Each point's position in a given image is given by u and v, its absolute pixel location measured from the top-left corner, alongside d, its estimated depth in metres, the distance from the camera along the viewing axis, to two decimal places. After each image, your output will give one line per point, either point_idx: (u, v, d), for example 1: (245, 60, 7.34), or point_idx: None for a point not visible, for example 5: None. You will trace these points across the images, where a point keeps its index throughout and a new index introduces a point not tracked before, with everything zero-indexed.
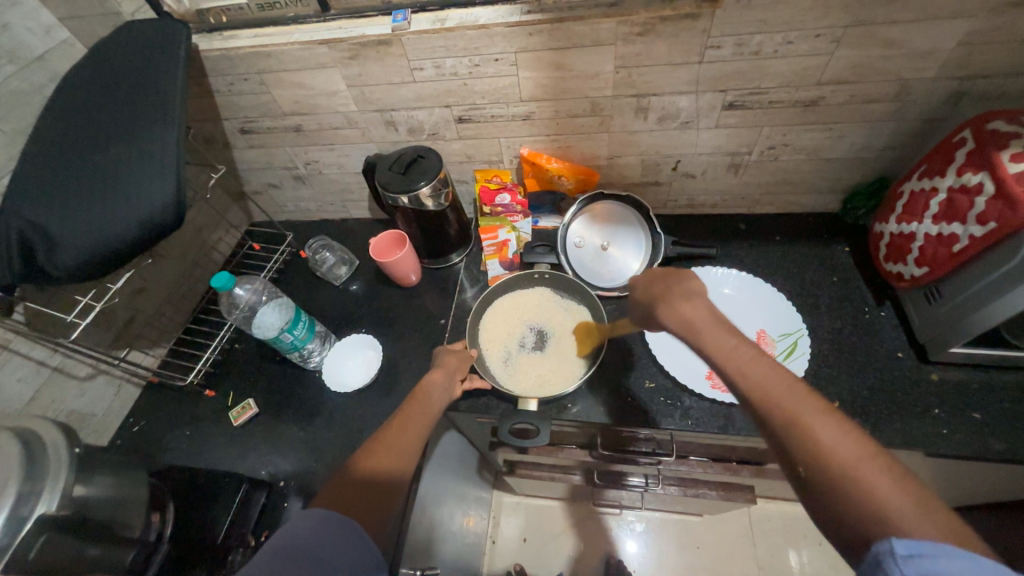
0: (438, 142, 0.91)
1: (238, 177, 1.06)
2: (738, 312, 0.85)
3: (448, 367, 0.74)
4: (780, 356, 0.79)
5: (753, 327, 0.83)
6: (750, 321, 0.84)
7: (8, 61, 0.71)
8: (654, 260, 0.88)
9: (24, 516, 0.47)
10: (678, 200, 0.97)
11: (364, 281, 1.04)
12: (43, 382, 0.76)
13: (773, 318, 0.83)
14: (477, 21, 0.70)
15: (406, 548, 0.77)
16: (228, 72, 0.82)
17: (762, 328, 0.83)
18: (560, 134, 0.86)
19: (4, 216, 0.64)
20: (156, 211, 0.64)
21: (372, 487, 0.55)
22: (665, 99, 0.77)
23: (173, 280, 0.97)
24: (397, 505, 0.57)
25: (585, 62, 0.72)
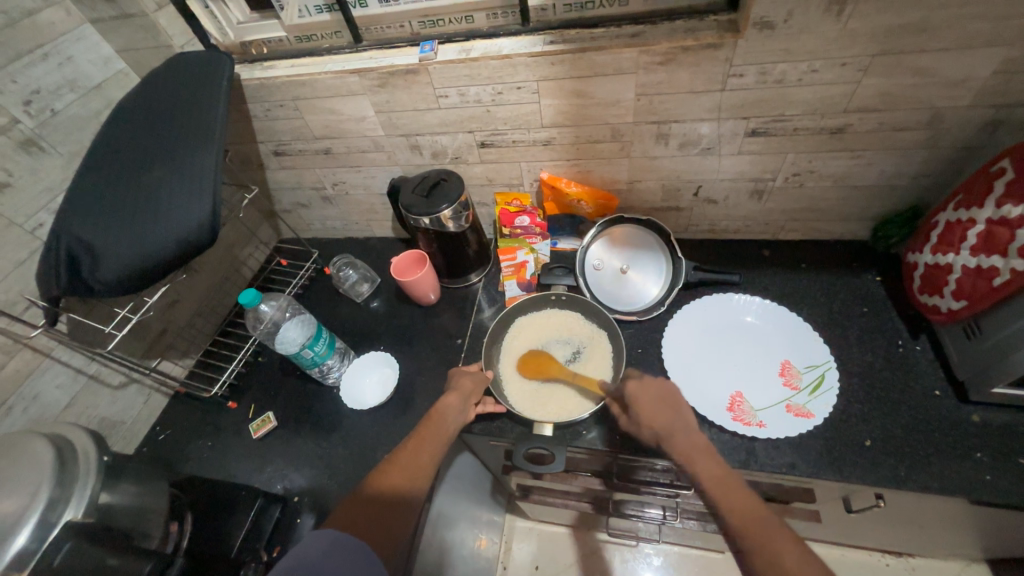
0: (460, 166, 0.93)
1: (270, 196, 1.11)
2: (761, 341, 0.83)
3: (461, 391, 0.74)
4: (807, 389, 0.76)
5: (777, 357, 0.80)
6: (773, 351, 0.81)
7: (70, 90, 0.77)
8: (674, 286, 0.88)
9: (52, 523, 0.49)
10: (700, 225, 0.96)
11: (385, 298, 1.06)
12: (79, 389, 0.80)
13: (799, 349, 0.80)
14: (501, 52, 0.72)
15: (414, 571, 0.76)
16: (266, 99, 0.87)
17: (787, 359, 0.80)
18: (580, 159, 0.86)
19: (56, 232, 0.68)
20: (194, 229, 0.67)
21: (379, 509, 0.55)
22: (687, 127, 0.77)
23: (204, 294, 1.01)
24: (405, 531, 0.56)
25: (607, 90, 0.74)
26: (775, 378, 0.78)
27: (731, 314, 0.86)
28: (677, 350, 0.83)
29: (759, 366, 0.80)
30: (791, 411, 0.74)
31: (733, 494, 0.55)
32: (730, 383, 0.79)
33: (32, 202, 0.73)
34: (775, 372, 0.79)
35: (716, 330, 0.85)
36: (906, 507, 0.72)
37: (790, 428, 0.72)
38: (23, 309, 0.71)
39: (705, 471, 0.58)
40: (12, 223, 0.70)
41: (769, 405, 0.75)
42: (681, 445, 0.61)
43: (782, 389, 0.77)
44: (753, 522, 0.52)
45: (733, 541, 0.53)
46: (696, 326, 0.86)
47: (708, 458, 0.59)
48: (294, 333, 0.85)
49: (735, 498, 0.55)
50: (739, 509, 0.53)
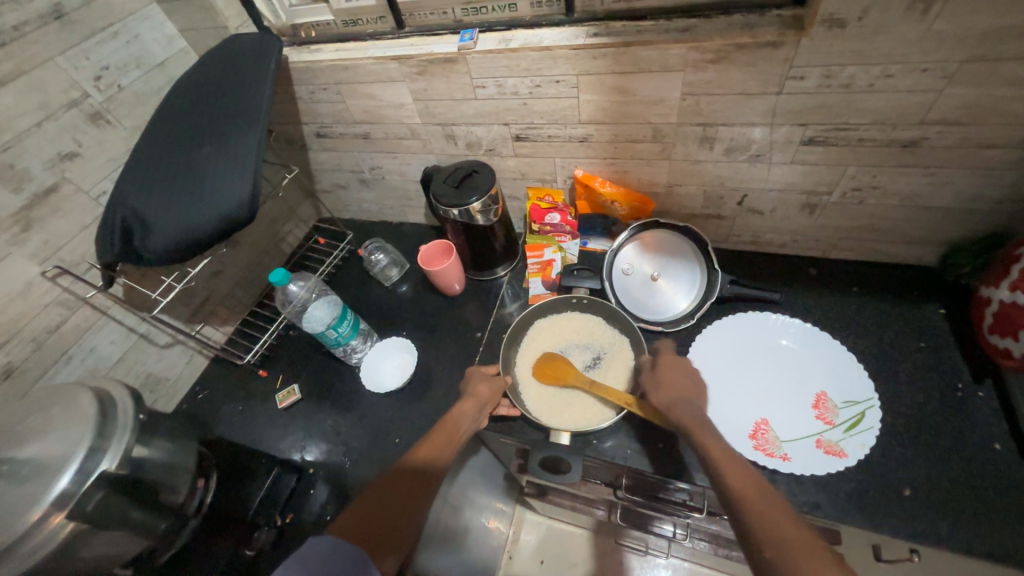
0: (494, 157, 0.92)
1: (312, 176, 1.14)
2: (795, 368, 0.77)
3: (473, 400, 0.75)
4: (842, 425, 0.70)
5: (812, 387, 0.74)
6: (808, 380, 0.75)
7: (136, 67, 0.82)
8: (708, 300, 0.83)
9: (90, 470, 0.54)
10: (742, 236, 0.90)
11: (412, 284, 1.08)
12: (130, 346, 0.87)
13: (838, 380, 0.74)
14: (541, 43, 0.70)
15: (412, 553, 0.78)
16: (311, 82, 0.89)
17: (823, 390, 0.73)
18: (618, 158, 0.83)
19: (114, 202, 0.73)
20: (235, 208, 0.71)
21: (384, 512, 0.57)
22: (735, 130, 0.71)
23: (246, 266, 1.06)
24: (413, 530, 0.57)
25: (650, 88, 0.69)
26: (807, 410, 0.72)
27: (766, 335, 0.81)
28: (703, 365, 0.79)
29: (792, 394, 0.74)
30: (820, 447, 0.68)
31: (736, 463, 0.54)
32: (757, 407, 0.74)
33: (98, 171, 0.79)
34: (808, 403, 0.73)
35: (749, 350, 0.80)
36: (946, 567, 0.65)
37: (816, 465, 0.67)
38: (84, 270, 0.78)
39: (729, 465, 0.54)
40: (80, 189, 0.77)
41: (796, 438, 0.70)
42: (692, 419, 0.62)
43: (813, 422, 0.71)
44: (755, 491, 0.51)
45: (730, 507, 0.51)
46: (727, 342, 0.81)
47: (735, 460, 0.55)
48: (320, 312, 0.88)
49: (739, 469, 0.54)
50: (740, 476, 0.53)
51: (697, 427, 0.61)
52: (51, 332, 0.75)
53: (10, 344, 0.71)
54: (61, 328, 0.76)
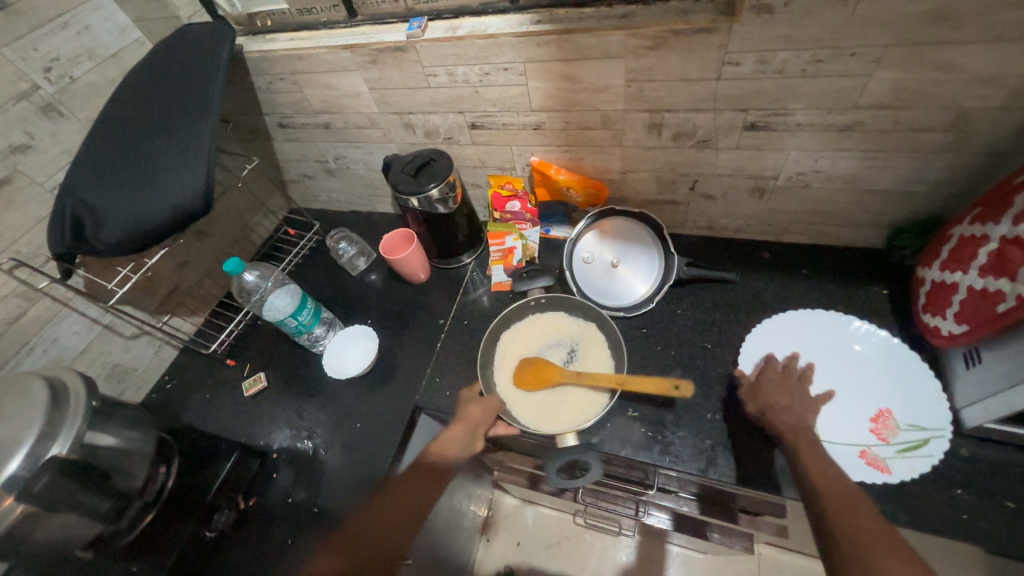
0: (453, 146, 0.93)
1: (278, 167, 1.15)
2: (857, 377, 0.70)
3: (467, 425, 0.75)
4: (899, 444, 0.63)
5: (875, 401, 0.68)
6: (869, 392, 0.69)
7: (88, 58, 0.82)
8: (665, 281, 0.85)
9: (41, 454, 0.56)
10: (697, 221, 0.91)
11: (379, 273, 1.09)
12: (95, 336, 0.88)
13: (890, 392, 0.68)
14: (486, 31, 0.70)
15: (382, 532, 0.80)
16: (267, 72, 0.89)
17: (886, 406, 0.67)
18: (572, 146, 0.84)
19: (66, 194, 0.74)
20: (186, 197, 0.71)
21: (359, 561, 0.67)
22: (681, 117, 0.72)
23: (213, 257, 1.07)
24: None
25: (595, 75, 0.70)
26: (862, 420, 0.66)
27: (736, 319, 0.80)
28: (754, 359, 0.74)
29: (848, 400, 0.69)
30: (864, 458, 0.64)
31: (834, 482, 0.55)
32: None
33: (52, 164, 0.79)
34: (866, 414, 0.67)
35: (810, 347, 0.74)
36: None
37: (855, 472, 0.63)
38: (42, 262, 0.79)
39: (824, 481, 0.55)
40: (34, 182, 0.77)
41: (840, 442, 0.65)
42: (789, 427, 0.62)
43: (864, 432, 0.66)
44: (847, 509, 0.52)
45: (818, 524, 0.53)
46: (783, 334, 0.75)
47: (836, 477, 0.56)
48: (280, 301, 0.88)
49: (834, 486, 0.55)
50: (836, 496, 0.54)
51: (797, 441, 0.60)
52: (10, 324, 0.76)
53: None
54: (20, 320, 0.77)
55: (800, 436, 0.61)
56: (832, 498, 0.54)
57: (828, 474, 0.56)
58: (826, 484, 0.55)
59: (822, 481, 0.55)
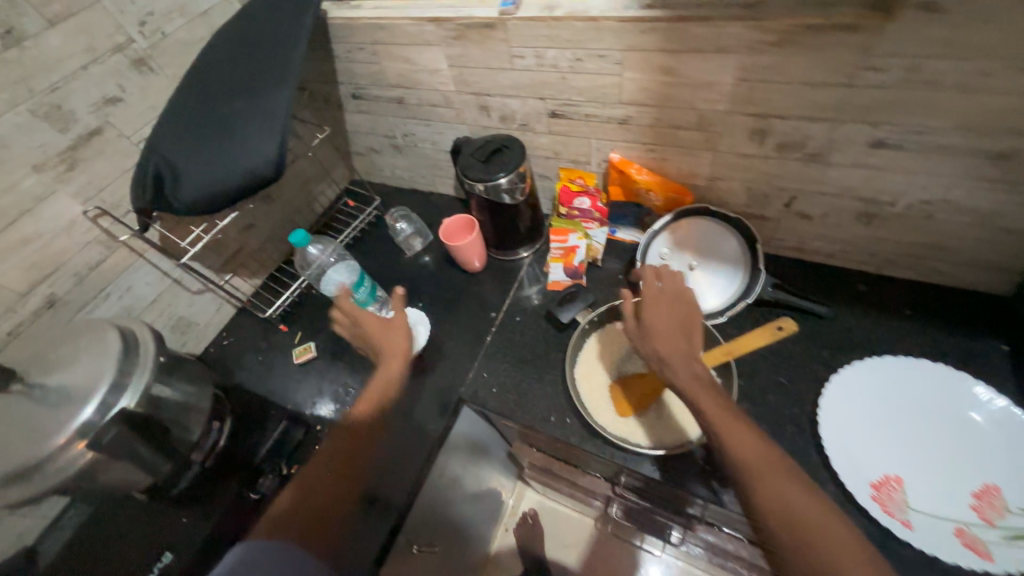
0: (527, 133, 0.88)
1: (346, 138, 1.14)
2: (964, 443, 0.61)
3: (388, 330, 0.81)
4: (1005, 529, 0.55)
5: (979, 473, 0.59)
6: (974, 462, 0.60)
7: (180, 15, 0.83)
8: (746, 295, 0.78)
9: (111, 404, 0.58)
10: (785, 241, 0.83)
11: (434, 256, 1.08)
12: (164, 289, 0.91)
13: (1000, 465, 0.59)
14: (587, 12, 0.64)
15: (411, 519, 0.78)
16: (348, 40, 0.87)
17: (996, 483, 0.58)
18: (658, 145, 0.77)
19: (151, 150, 0.75)
20: (261, 163, 0.71)
21: (342, 475, 0.69)
22: (793, 125, 0.64)
23: (276, 222, 1.09)
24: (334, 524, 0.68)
25: (700, 70, 0.63)
26: (961, 493, 0.58)
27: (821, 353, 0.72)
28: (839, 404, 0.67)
29: (946, 465, 0.61)
30: (959, 537, 0.56)
31: (744, 439, 0.52)
32: (893, 460, 0.62)
33: (140, 118, 0.81)
34: (966, 486, 0.59)
35: (909, 400, 0.66)
36: None
37: (946, 550, 0.55)
38: (123, 213, 0.81)
39: (733, 437, 0.53)
40: (123, 134, 0.79)
41: (933, 513, 0.58)
42: (689, 381, 0.58)
43: (961, 507, 0.58)
44: (766, 473, 0.50)
45: (739, 490, 0.51)
46: (878, 382, 0.67)
47: (752, 432, 0.53)
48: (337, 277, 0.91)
49: (752, 446, 0.52)
50: (755, 460, 0.51)
51: (693, 392, 0.57)
52: (91, 269, 0.80)
53: (54, 277, 0.76)
54: (100, 266, 0.81)
55: (711, 391, 0.57)
56: (755, 462, 0.51)
57: (742, 429, 0.53)
58: (753, 456, 0.51)
59: (739, 445, 0.52)
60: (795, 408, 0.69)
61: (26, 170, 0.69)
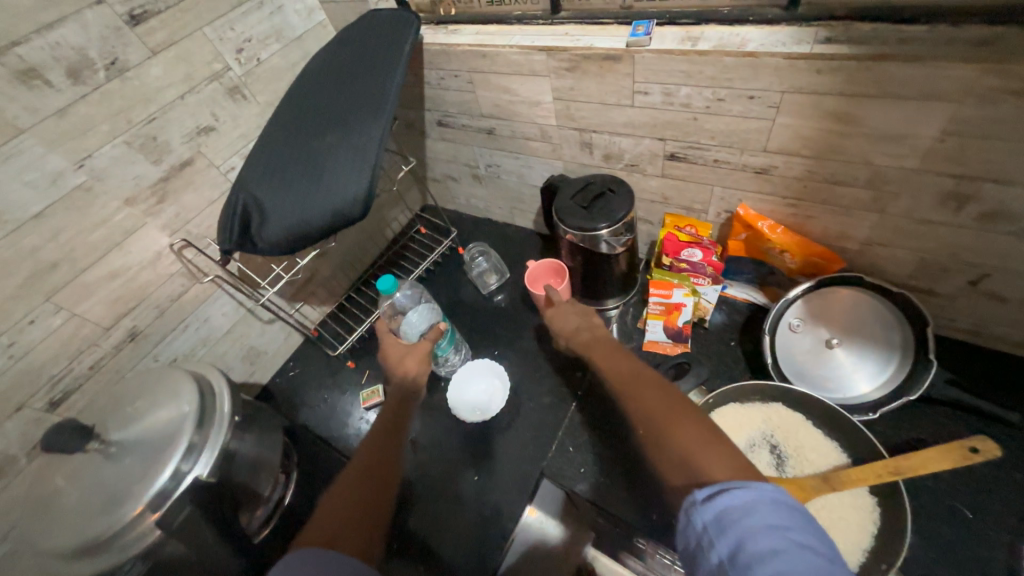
0: (634, 174, 0.77)
1: (424, 164, 1.08)
2: None
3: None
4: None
5: None
6: None
7: (275, 40, 0.79)
8: (907, 392, 0.62)
9: (183, 472, 0.54)
10: (958, 322, 0.67)
11: (510, 297, 0.99)
12: (238, 319, 0.88)
13: None
14: (743, 46, 0.53)
15: None
16: (442, 67, 0.80)
17: None
18: (804, 200, 0.64)
19: (239, 184, 0.71)
20: (347, 206, 0.65)
21: (376, 490, 0.50)
22: (1014, 193, 0.49)
23: (350, 250, 1.04)
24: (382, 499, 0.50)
25: (891, 120, 0.50)
26: None
27: (1018, 482, 0.57)
28: None
29: None
30: None
31: (641, 388, 0.47)
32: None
33: (229, 147, 0.78)
34: None
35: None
36: None
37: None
38: (206, 244, 0.79)
39: (627, 388, 0.48)
40: (212, 164, 0.76)
41: None
42: (600, 353, 0.57)
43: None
44: (652, 409, 0.43)
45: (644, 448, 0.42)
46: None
47: (638, 377, 0.49)
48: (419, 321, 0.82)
49: (632, 388, 0.48)
50: (640, 405, 0.45)
51: (603, 362, 0.55)
52: (172, 300, 0.77)
53: (137, 309, 0.74)
54: (181, 298, 0.78)
55: (607, 355, 0.55)
56: (630, 401, 0.46)
57: (627, 378, 0.50)
58: (619, 381, 0.50)
59: (630, 397, 0.47)
60: (985, 551, 0.54)
61: (119, 204, 0.67)
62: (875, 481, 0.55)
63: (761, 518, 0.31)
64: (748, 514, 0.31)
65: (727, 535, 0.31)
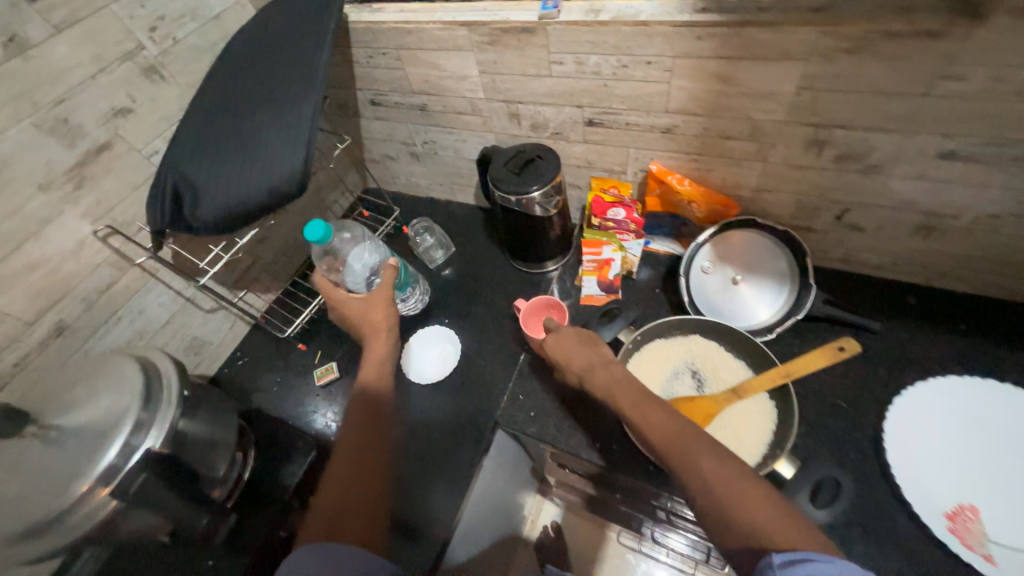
0: (560, 142, 0.84)
1: (361, 145, 1.09)
2: None
3: (373, 322, 0.74)
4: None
5: None
6: None
7: (191, 19, 0.78)
8: (794, 313, 0.74)
9: (135, 446, 0.54)
10: (831, 253, 0.79)
11: (457, 269, 1.03)
12: (177, 309, 0.86)
13: None
14: (637, 16, 0.60)
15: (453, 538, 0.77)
16: (370, 45, 0.82)
17: None
18: (702, 155, 0.73)
19: (166, 165, 0.70)
20: (283, 180, 0.66)
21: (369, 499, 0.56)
22: (856, 135, 0.60)
23: (291, 234, 1.04)
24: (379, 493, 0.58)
25: (760, 78, 0.59)
26: None
27: (877, 374, 0.69)
28: (903, 430, 0.64)
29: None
30: None
31: (695, 454, 0.48)
32: (968, 487, 0.58)
33: (150, 130, 0.76)
34: None
35: (978, 420, 0.62)
36: None
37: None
38: (135, 231, 0.76)
39: (675, 453, 0.49)
40: (133, 148, 0.74)
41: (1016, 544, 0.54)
42: (627, 399, 0.56)
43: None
44: (721, 485, 0.45)
45: (712, 524, 0.44)
46: (940, 398, 0.65)
47: (688, 437, 0.50)
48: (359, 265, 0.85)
49: (685, 455, 0.48)
50: (701, 477, 0.46)
51: (636, 414, 0.55)
52: (101, 292, 0.75)
53: (62, 302, 0.71)
54: (111, 289, 0.76)
55: (634, 403, 0.56)
56: (687, 469, 0.47)
57: (675, 437, 0.50)
58: (663, 441, 0.51)
59: (687, 464, 0.47)
60: (855, 432, 0.66)
61: (31, 191, 0.64)
62: (771, 385, 0.66)
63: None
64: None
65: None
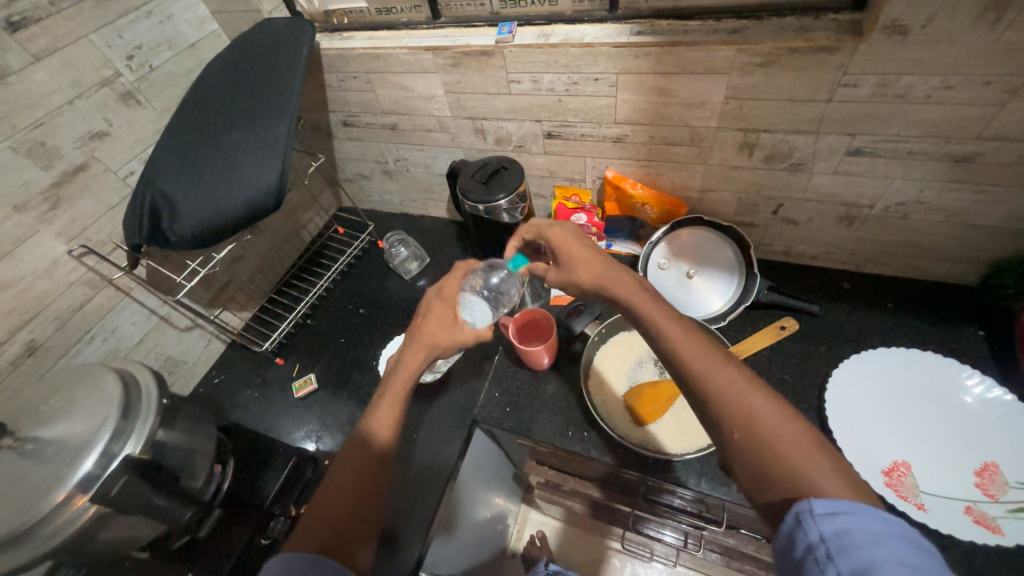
0: (523, 154, 0.90)
1: (334, 165, 1.14)
2: (964, 428, 0.64)
3: (429, 342, 0.64)
4: (1008, 503, 0.58)
5: (978, 453, 0.62)
6: (973, 445, 0.63)
7: (167, 48, 0.82)
8: (742, 303, 0.81)
9: (114, 454, 0.55)
10: (773, 245, 0.87)
11: (432, 279, 1.07)
12: (151, 327, 0.86)
13: (1002, 446, 0.62)
14: (582, 39, 0.68)
15: (434, 538, 0.78)
16: (341, 70, 0.87)
17: (993, 459, 0.61)
18: (651, 160, 0.81)
19: (143, 184, 0.73)
20: (260, 193, 0.69)
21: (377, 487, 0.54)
22: (778, 137, 0.69)
23: (267, 252, 1.06)
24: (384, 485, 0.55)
25: (692, 90, 0.67)
26: (963, 472, 0.61)
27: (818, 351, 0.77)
28: (842, 398, 0.70)
29: (949, 448, 0.63)
30: (970, 515, 0.58)
31: (729, 385, 0.46)
32: (898, 446, 0.65)
33: (126, 152, 0.78)
34: (967, 465, 0.61)
35: (905, 386, 0.69)
36: None
37: (962, 529, 0.57)
38: (110, 250, 0.78)
39: (709, 379, 0.47)
40: (109, 169, 0.76)
41: (941, 493, 0.61)
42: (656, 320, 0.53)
43: (965, 486, 0.60)
44: (758, 419, 0.43)
45: (733, 451, 0.44)
46: (871, 368, 0.71)
47: (720, 365, 0.47)
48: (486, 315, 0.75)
49: (719, 385, 0.46)
50: (734, 408, 0.44)
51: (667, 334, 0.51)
52: (75, 311, 0.75)
53: (35, 322, 0.71)
54: (84, 308, 0.76)
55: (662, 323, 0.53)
56: (720, 397, 0.45)
57: (711, 363, 0.47)
58: (691, 366, 0.48)
59: (719, 390, 0.46)
60: (801, 404, 0.72)
61: (6, 212, 0.65)
62: None
63: (887, 546, 0.35)
64: (874, 544, 0.35)
65: (848, 555, 0.35)
